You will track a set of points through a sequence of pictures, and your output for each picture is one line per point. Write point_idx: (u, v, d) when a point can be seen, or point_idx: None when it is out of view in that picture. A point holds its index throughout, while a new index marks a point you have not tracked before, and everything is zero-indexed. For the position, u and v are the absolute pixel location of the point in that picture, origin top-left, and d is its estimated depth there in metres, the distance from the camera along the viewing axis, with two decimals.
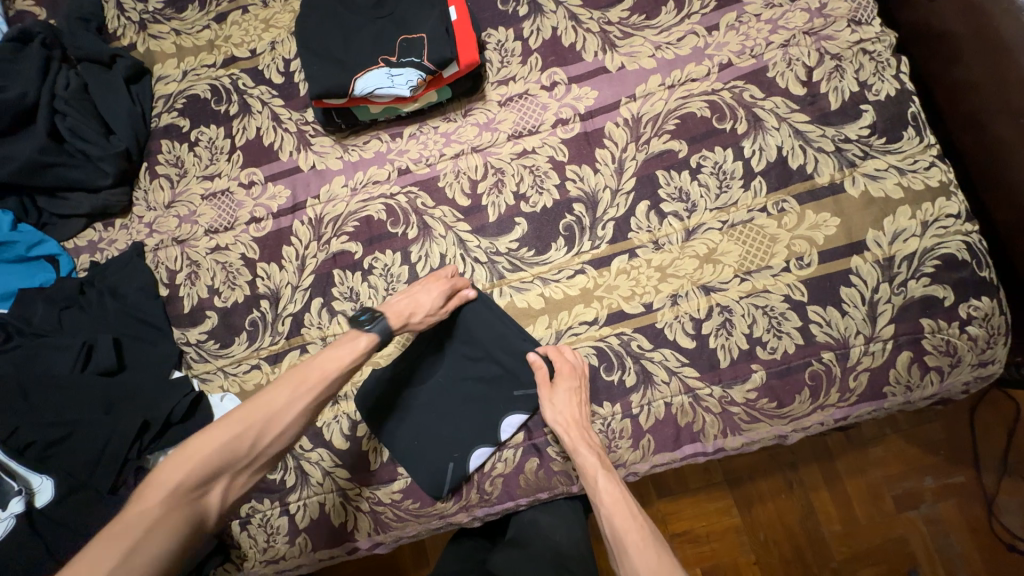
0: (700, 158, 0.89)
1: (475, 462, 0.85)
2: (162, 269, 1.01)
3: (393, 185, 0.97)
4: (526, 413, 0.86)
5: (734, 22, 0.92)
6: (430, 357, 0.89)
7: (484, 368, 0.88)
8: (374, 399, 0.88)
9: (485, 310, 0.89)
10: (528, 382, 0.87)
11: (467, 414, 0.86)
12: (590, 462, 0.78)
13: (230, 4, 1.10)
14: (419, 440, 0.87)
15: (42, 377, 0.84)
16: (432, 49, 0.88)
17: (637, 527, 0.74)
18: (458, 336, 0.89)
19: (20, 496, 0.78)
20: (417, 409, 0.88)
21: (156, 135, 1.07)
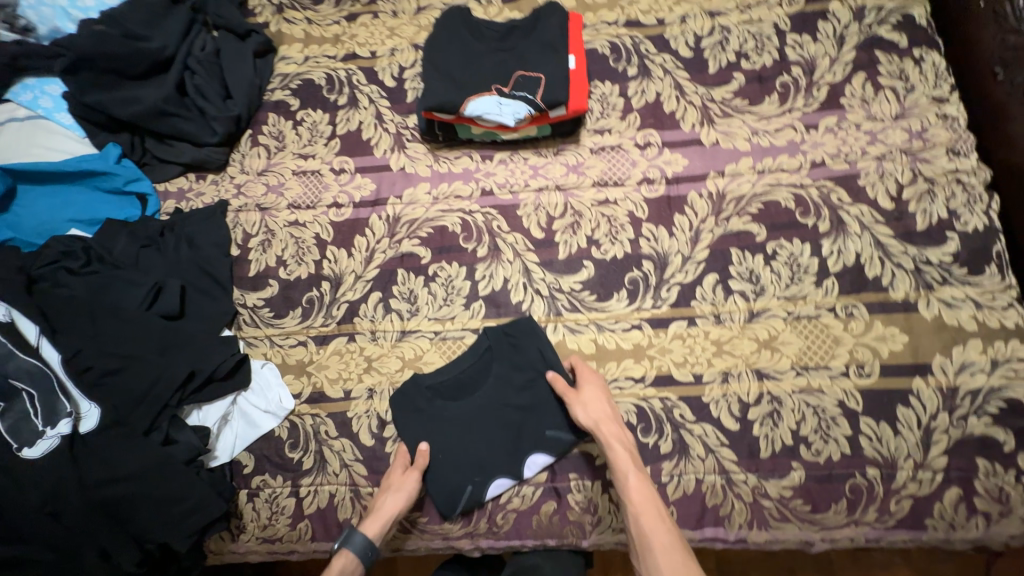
0: (776, 245, 0.90)
1: (492, 491, 0.85)
2: (238, 230, 1.05)
3: (474, 203, 1.01)
4: (552, 455, 0.85)
5: (833, 126, 0.95)
6: (474, 371, 0.90)
7: (520, 399, 0.88)
8: (411, 400, 0.89)
9: (537, 338, 0.90)
10: (562, 425, 0.86)
11: (495, 441, 0.86)
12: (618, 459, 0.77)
13: (363, 7, 1.19)
14: (444, 453, 0.86)
15: (111, 307, 0.87)
16: (547, 91, 0.93)
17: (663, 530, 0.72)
18: (503, 350, 0.90)
19: (69, 418, 0.79)
20: (448, 425, 0.87)
21: (266, 107, 1.14)
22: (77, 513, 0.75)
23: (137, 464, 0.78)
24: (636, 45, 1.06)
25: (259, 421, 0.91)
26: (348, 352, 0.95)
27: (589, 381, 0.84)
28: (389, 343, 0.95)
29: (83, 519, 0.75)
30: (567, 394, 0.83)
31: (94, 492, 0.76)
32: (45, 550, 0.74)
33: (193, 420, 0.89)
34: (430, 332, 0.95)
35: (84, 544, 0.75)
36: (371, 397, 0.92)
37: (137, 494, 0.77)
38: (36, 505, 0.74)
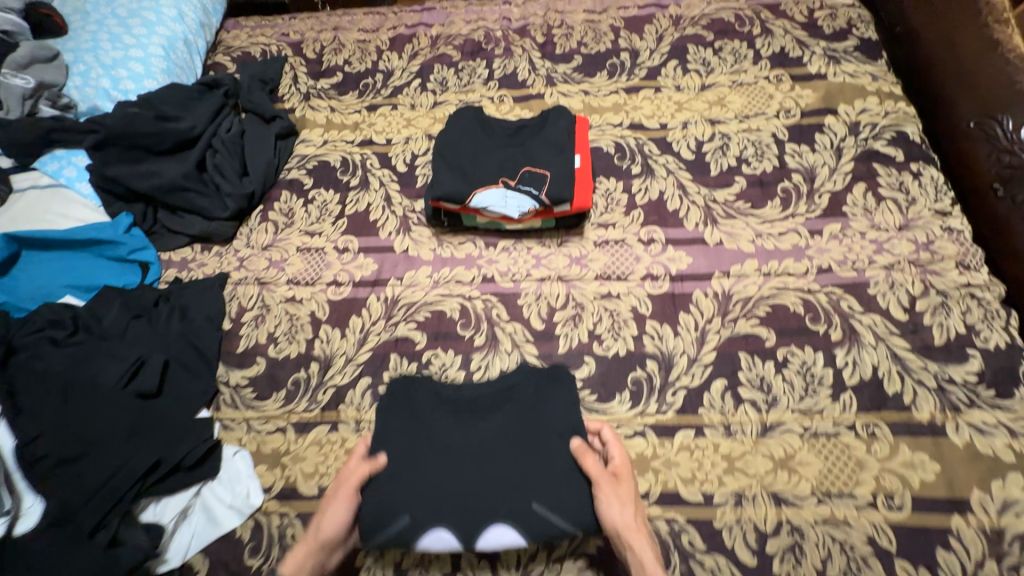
0: (787, 352, 0.86)
1: (432, 538, 0.70)
2: (234, 303, 1.03)
3: (474, 289, 1.00)
4: (524, 526, 0.71)
5: (837, 232, 0.96)
6: (492, 409, 0.80)
7: (520, 449, 0.75)
8: (412, 413, 0.80)
9: (569, 397, 0.80)
10: (557, 502, 0.71)
11: (469, 484, 0.72)
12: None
13: (384, 100, 1.27)
14: (409, 480, 0.73)
15: (87, 383, 0.83)
16: (552, 187, 0.96)
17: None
18: (533, 396, 0.81)
19: (5, 517, 0.71)
20: (429, 444, 0.76)
21: (280, 184, 1.17)
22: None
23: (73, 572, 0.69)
24: (640, 146, 1.11)
25: (219, 518, 0.82)
26: (328, 443, 0.88)
27: (622, 478, 0.73)
28: None
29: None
30: (599, 480, 0.71)
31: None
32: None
33: (146, 517, 0.79)
34: None
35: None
36: None
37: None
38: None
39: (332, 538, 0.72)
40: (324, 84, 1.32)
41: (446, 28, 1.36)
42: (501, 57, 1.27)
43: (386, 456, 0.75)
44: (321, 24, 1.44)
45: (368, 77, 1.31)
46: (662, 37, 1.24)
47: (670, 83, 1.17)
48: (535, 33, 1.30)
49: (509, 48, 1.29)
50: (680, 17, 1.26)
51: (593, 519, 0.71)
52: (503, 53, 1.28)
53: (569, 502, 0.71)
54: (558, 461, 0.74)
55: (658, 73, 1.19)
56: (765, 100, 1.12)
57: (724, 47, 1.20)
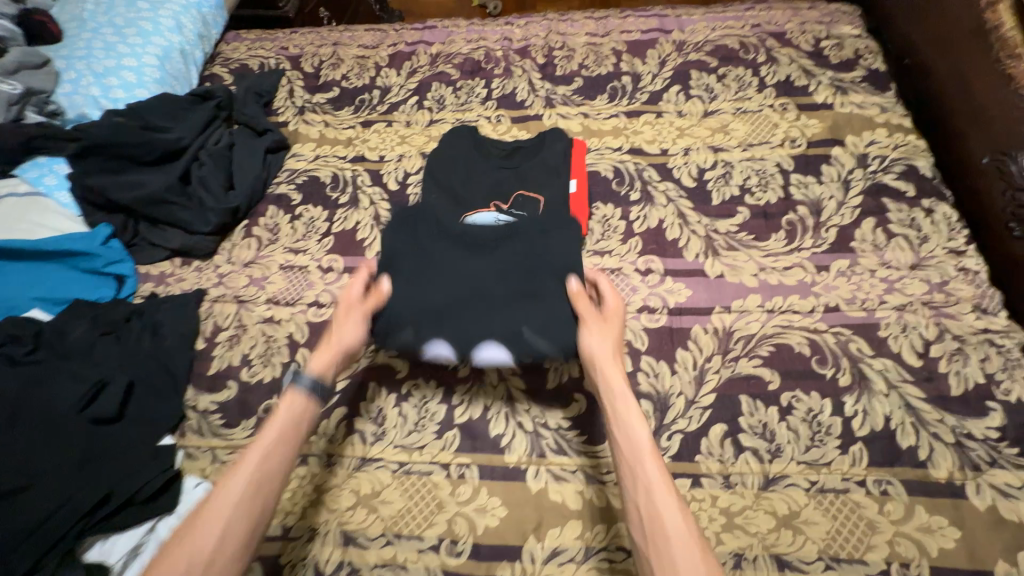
0: (792, 397, 0.81)
1: (430, 349, 0.78)
2: (209, 321, 0.98)
3: None
4: (513, 349, 0.76)
5: (845, 269, 0.91)
6: (491, 243, 0.82)
7: (516, 280, 0.78)
8: (414, 244, 0.83)
9: (570, 239, 0.81)
10: (545, 331, 0.75)
11: (466, 305, 0.78)
12: (621, 407, 0.66)
13: (379, 116, 1.24)
14: (410, 299, 0.78)
15: (40, 408, 0.78)
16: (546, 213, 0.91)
17: (655, 505, 0.59)
18: (532, 237, 0.81)
19: None
20: (431, 270, 0.80)
21: (267, 198, 1.13)
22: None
23: None
24: (640, 171, 1.07)
25: None
26: (296, 479, 0.82)
27: (614, 317, 0.76)
28: (344, 471, 0.82)
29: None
30: (589, 316, 0.75)
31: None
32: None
33: (91, 557, 0.72)
34: (393, 462, 0.82)
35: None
36: (312, 540, 0.78)
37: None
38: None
39: (352, 348, 0.77)
40: (319, 98, 1.30)
41: (446, 46, 1.35)
42: (500, 77, 1.25)
43: (391, 277, 0.80)
44: (321, 39, 1.42)
45: (365, 93, 1.29)
46: (665, 62, 1.21)
47: (672, 108, 1.14)
48: (536, 53, 1.28)
49: (509, 68, 1.27)
50: (683, 42, 1.24)
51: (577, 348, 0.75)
52: (503, 73, 1.26)
53: (559, 328, 0.75)
54: (550, 294, 0.77)
55: (660, 97, 1.16)
56: (770, 129, 1.09)
57: (728, 74, 1.17)
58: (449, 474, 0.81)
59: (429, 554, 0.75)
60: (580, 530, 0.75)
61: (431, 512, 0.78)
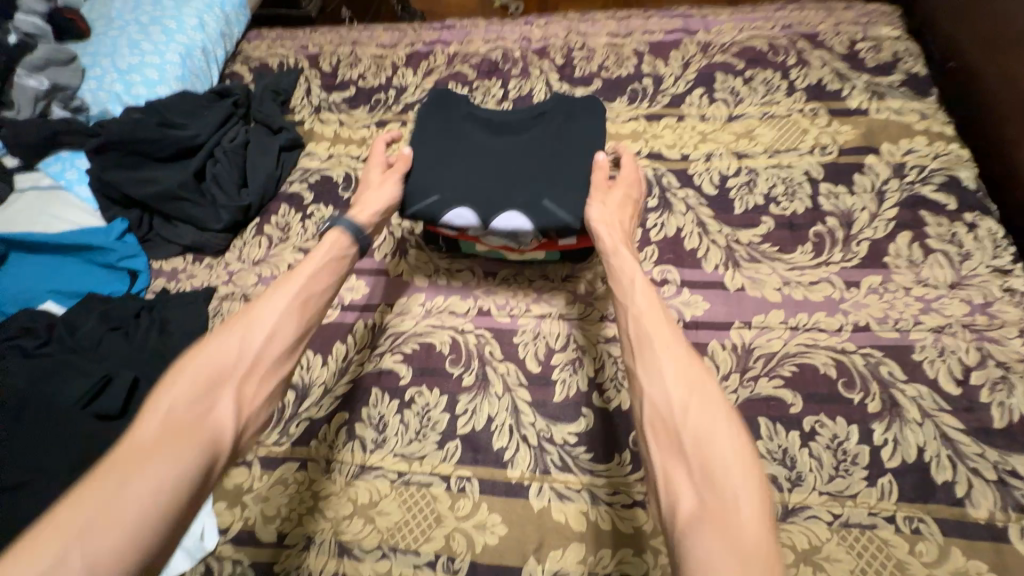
0: (815, 422, 0.76)
1: (454, 215, 0.82)
2: (217, 319, 0.98)
3: (467, 321, 0.92)
4: (533, 216, 0.80)
5: (877, 286, 0.85)
6: (518, 127, 0.88)
7: (540, 155, 0.84)
8: (448, 125, 0.89)
9: (593, 122, 0.87)
10: (563, 201, 0.80)
11: (492, 174, 0.83)
12: (620, 259, 0.74)
13: (394, 116, 1.23)
14: (440, 170, 0.85)
15: (45, 403, 0.79)
16: None
17: (660, 321, 0.64)
18: (557, 121, 0.87)
19: None
20: (462, 146, 0.86)
21: (280, 196, 1.13)
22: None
23: None
24: (658, 177, 1.03)
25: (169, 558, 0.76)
26: (294, 484, 0.81)
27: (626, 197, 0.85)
28: (343, 478, 0.81)
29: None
30: (597, 184, 0.82)
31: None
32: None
33: None
34: (392, 471, 0.80)
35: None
36: (308, 548, 0.76)
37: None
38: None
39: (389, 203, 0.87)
40: (336, 97, 1.29)
41: (464, 46, 1.33)
42: (518, 77, 1.22)
43: (421, 151, 0.87)
44: (340, 38, 1.42)
45: (381, 92, 1.28)
46: (688, 64, 1.17)
47: (694, 112, 1.10)
48: (555, 54, 1.25)
49: (526, 68, 1.24)
50: (709, 43, 1.19)
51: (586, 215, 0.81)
52: (520, 74, 1.23)
53: (577, 198, 0.80)
54: (573, 168, 0.83)
55: (682, 100, 1.12)
56: (799, 135, 1.03)
57: (755, 77, 1.12)
58: (449, 486, 0.78)
59: (425, 570, 0.73)
60: (582, 554, 0.72)
61: (429, 525, 0.76)
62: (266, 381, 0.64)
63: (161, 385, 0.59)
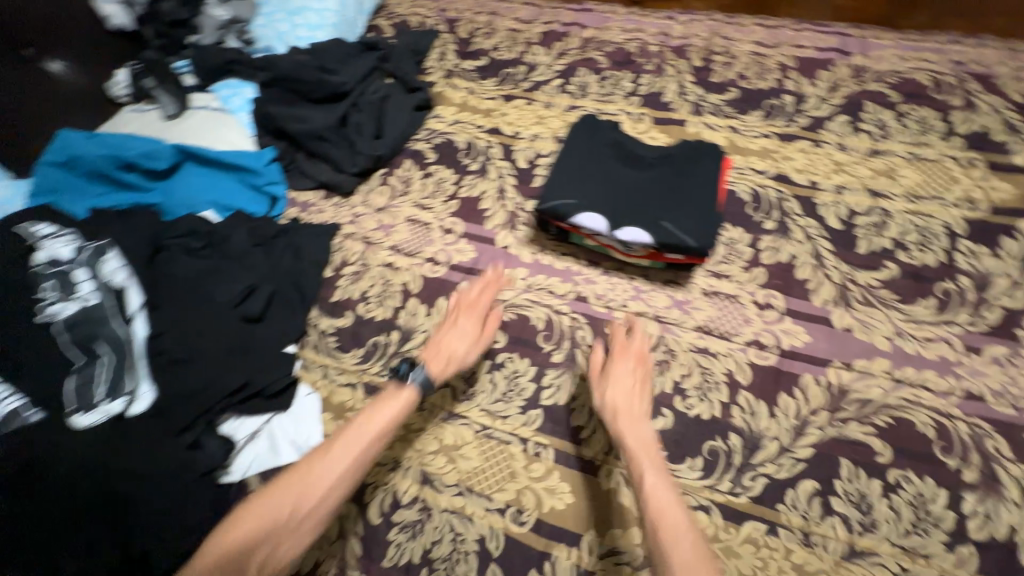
0: (901, 476, 0.75)
1: (581, 219, 0.90)
2: (339, 254, 1.09)
3: (564, 304, 0.97)
4: (653, 235, 0.86)
5: (1002, 357, 0.81)
6: (647, 160, 0.96)
7: (665, 186, 0.91)
8: (586, 146, 0.99)
9: (718, 165, 0.93)
10: (683, 227, 0.86)
11: (620, 196, 0.91)
12: (636, 451, 0.75)
13: (521, 93, 1.27)
14: (575, 181, 0.94)
15: (205, 295, 0.90)
16: (688, 220, 0.87)
17: (678, 545, 0.66)
18: (684, 161, 0.94)
19: (124, 397, 0.78)
20: (596, 166, 0.96)
21: (406, 151, 1.21)
22: (68, 507, 0.70)
23: (159, 464, 0.75)
24: (781, 200, 1.01)
25: (280, 450, 0.85)
26: None
27: (633, 355, 0.86)
28: (433, 419, 0.90)
29: (78, 517, 0.70)
30: (608, 366, 0.85)
31: (101, 489, 0.71)
32: (15, 542, 0.68)
33: (225, 428, 0.85)
34: (477, 423, 0.88)
35: (51, 555, 0.68)
36: (395, 470, 0.86)
37: (143, 503, 0.72)
38: (49, 490, 0.70)
39: (461, 358, 0.87)
40: (468, 65, 1.35)
41: (601, 33, 1.34)
42: (651, 73, 1.23)
43: (559, 163, 0.97)
44: (480, 7, 1.47)
45: (512, 67, 1.32)
46: (837, 86, 1.12)
47: (833, 139, 1.06)
48: (694, 55, 1.24)
49: (661, 66, 1.24)
50: (863, 68, 1.13)
51: (598, 399, 0.82)
52: (654, 70, 1.23)
53: (696, 228, 0.85)
54: (694, 201, 0.88)
55: (822, 125, 1.08)
56: (947, 183, 0.97)
57: (911, 112, 1.05)
58: (525, 449, 0.85)
59: (494, 515, 0.81)
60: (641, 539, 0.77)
61: (504, 477, 0.83)
62: (305, 529, 0.71)
63: (239, 516, 0.70)
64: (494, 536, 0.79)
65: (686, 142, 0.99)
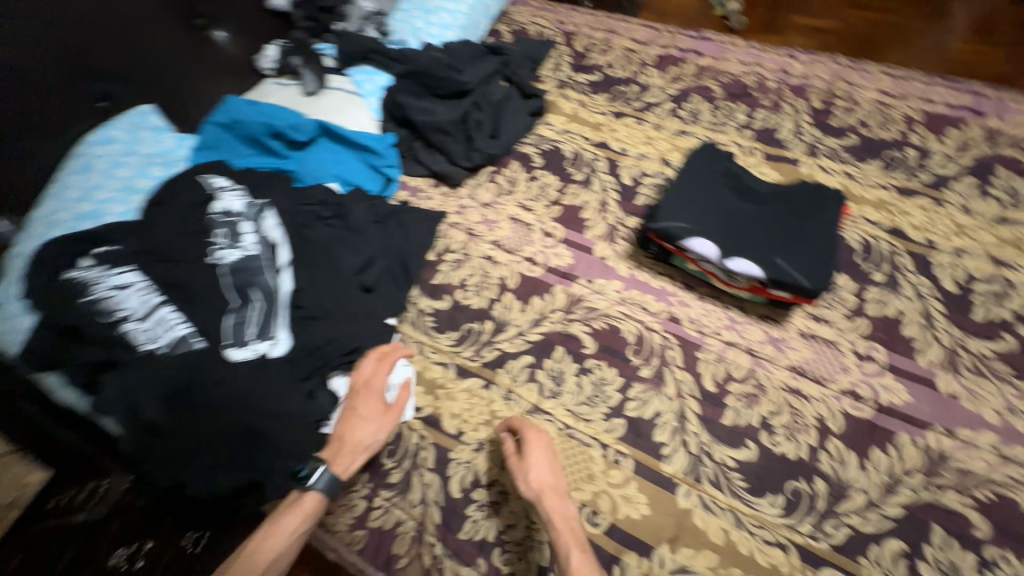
0: (998, 555, 0.74)
1: (692, 243, 0.92)
2: (443, 241, 1.15)
3: (657, 322, 1.00)
4: (764, 270, 0.87)
5: None
6: (763, 196, 0.97)
7: (780, 225, 0.92)
8: (703, 173, 1.01)
9: (838, 212, 0.93)
10: (797, 267, 0.87)
11: (733, 227, 0.93)
12: (562, 538, 0.76)
13: (632, 112, 1.31)
14: (689, 205, 0.96)
15: (332, 259, 0.98)
16: (804, 263, 0.87)
17: None
18: (801, 203, 0.95)
19: (269, 342, 0.87)
20: (711, 194, 0.98)
21: (515, 152, 1.27)
22: (214, 429, 0.78)
23: (290, 406, 0.83)
24: (893, 254, 1.00)
25: None
26: (478, 396, 0.96)
27: (541, 440, 0.86)
28: (519, 410, 0.94)
29: (222, 440, 0.78)
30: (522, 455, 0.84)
31: (243, 419, 0.79)
32: (167, 450, 0.77)
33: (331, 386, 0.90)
34: (561, 422, 0.92)
35: (193, 468, 0.78)
36: (478, 451, 0.91)
37: (276, 438, 0.81)
38: (201, 412, 0.79)
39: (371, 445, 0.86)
40: (582, 78, 1.40)
41: (718, 63, 1.36)
42: (767, 109, 1.23)
43: (675, 186, 1.00)
44: (598, 24, 1.52)
45: (625, 85, 1.36)
46: (966, 148, 1.10)
47: (956, 200, 1.04)
48: (813, 96, 1.24)
49: (778, 103, 1.24)
50: (997, 132, 1.11)
51: (521, 486, 0.81)
52: (770, 106, 1.24)
53: (810, 271, 0.86)
54: (810, 244, 0.89)
55: (945, 184, 1.06)
56: None
57: None
58: (605, 454, 0.88)
59: None
60: (714, 563, 0.78)
61: (582, 478, 0.86)
62: None
63: None
64: None
65: (803, 184, 1.00)
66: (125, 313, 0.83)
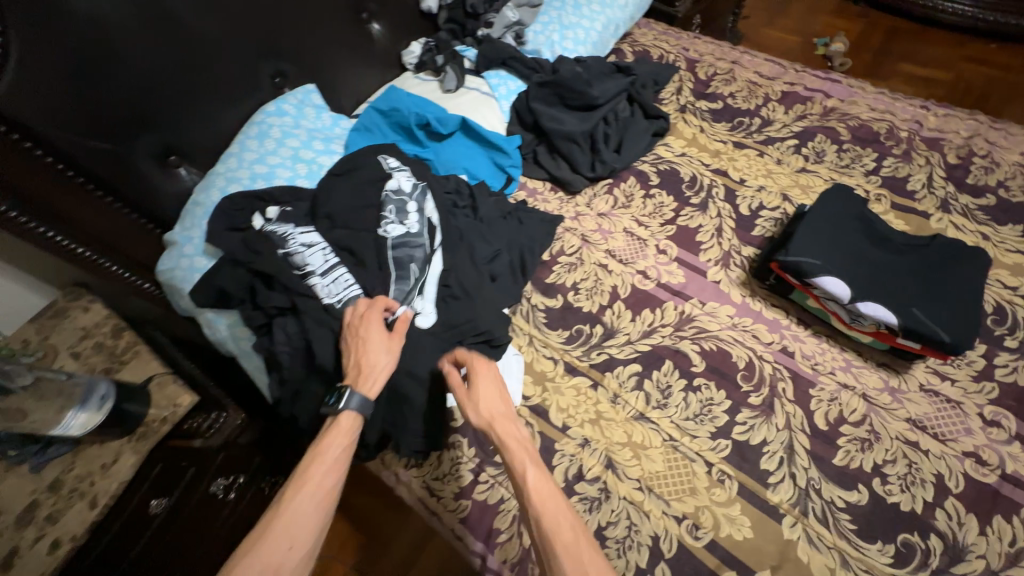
0: None
1: (825, 280, 0.93)
2: (559, 242, 1.21)
3: (769, 352, 1.01)
4: (898, 318, 0.88)
5: None
6: (897, 245, 0.98)
7: (915, 276, 0.93)
8: (837, 213, 1.02)
9: (980, 273, 0.93)
10: (932, 322, 0.88)
11: (865, 272, 0.94)
12: (515, 457, 0.76)
13: (754, 143, 1.33)
14: (821, 243, 0.98)
15: (468, 247, 1.06)
16: (939, 318, 0.88)
17: (585, 540, 0.69)
18: (937, 257, 0.95)
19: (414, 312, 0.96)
20: (844, 235, 0.99)
21: (633, 169, 1.32)
22: None
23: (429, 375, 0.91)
24: None
25: None
26: (586, 395, 1.00)
27: (482, 367, 0.87)
28: (625, 415, 0.97)
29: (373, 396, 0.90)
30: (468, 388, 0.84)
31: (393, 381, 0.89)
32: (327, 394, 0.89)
33: None
34: (666, 433, 0.94)
35: None
36: (583, 447, 0.94)
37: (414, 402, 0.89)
38: None
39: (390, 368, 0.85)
40: (703, 105, 1.43)
41: (845, 105, 1.36)
42: (897, 157, 1.23)
43: (808, 222, 1.01)
44: (722, 54, 1.56)
45: (747, 116, 1.38)
46: None
47: None
48: (948, 151, 1.22)
49: (909, 153, 1.23)
50: None
51: (471, 417, 0.82)
52: (901, 155, 1.23)
53: (945, 326, 0.87)
54: (945, 301, 0.90)
55: None
56: None
57: None
58: (710, 472, 0.90)
59: (671, 520, 0.86)
60: None
61: (685, 491, 0.89)
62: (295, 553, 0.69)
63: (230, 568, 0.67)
64: (671, 540, 0.84)
65: (941, 238, 0.99)
66: (311, 268, 0.93)
